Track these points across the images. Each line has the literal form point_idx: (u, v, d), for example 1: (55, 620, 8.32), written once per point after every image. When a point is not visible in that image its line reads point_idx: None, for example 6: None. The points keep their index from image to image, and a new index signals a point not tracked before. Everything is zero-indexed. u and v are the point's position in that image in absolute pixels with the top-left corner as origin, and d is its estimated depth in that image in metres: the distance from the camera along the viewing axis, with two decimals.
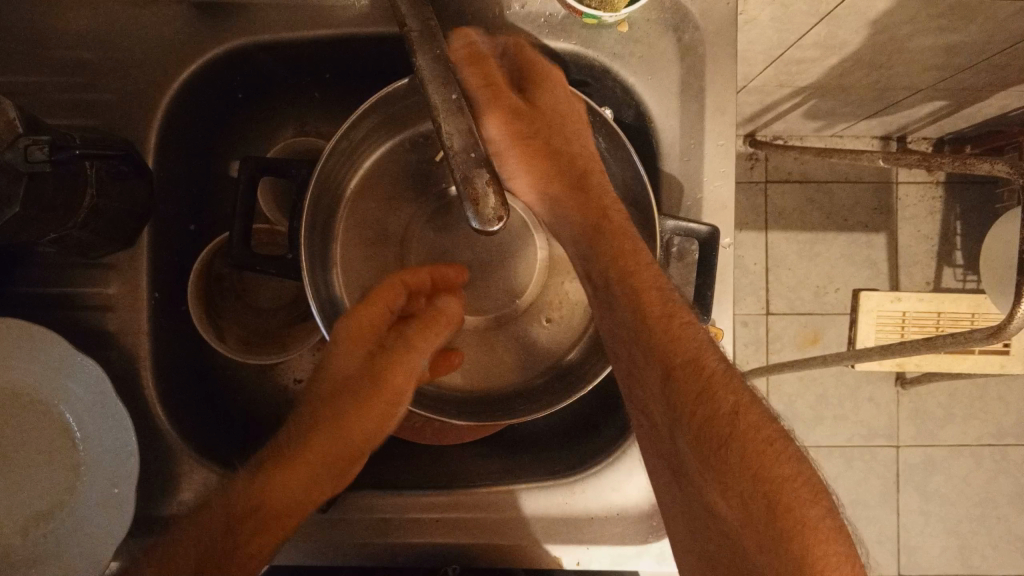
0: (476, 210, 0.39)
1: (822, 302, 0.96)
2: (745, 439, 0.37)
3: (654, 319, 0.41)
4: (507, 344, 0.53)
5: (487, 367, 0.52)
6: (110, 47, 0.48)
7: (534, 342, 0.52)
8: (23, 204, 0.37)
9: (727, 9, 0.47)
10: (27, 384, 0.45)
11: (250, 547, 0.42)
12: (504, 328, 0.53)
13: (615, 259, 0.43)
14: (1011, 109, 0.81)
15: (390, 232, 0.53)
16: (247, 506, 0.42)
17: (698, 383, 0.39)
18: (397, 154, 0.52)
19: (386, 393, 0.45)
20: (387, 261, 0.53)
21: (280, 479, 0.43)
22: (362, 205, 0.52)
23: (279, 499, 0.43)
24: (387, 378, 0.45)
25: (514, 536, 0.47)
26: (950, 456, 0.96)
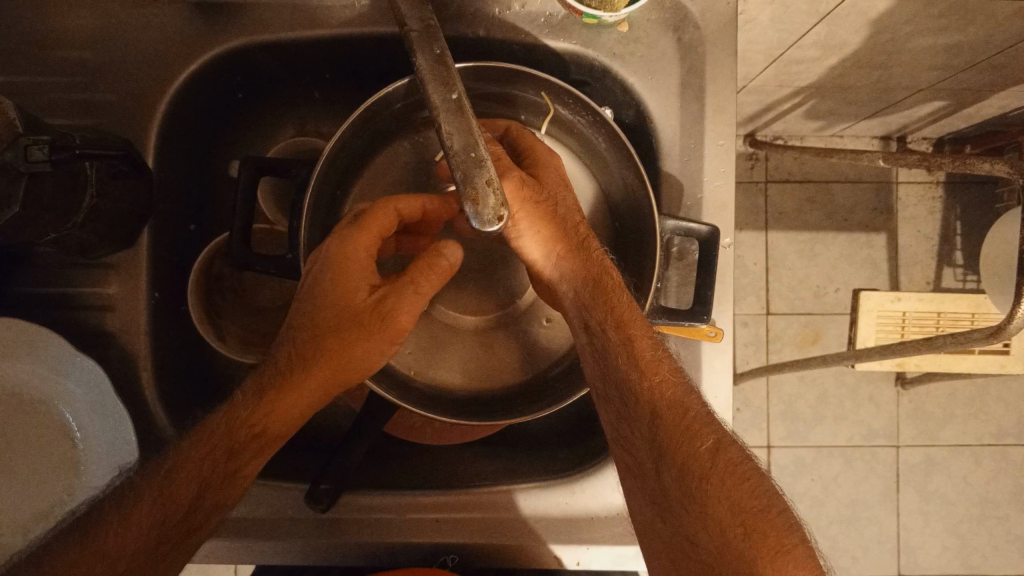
0: (476, 210, 0.39)
1: (822, 302, 0.96)
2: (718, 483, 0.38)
3: (646, 363, 0.42)
4: (506, 345, 0.52)
5: (485, 367, 0.52)
6: (110, 47, 0.48)
7: (534, 341, 0.52)
8: (22, 204, 0.37)
9: (727, 9, 0.47)
10: (27, 384, 0.45)
11: (249, 469, 0.42)
12: (505, 327, 0.53)
13: (609, 309, 0.43)
14: (1012, 109, 0.80)
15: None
16: (248, 431, 0.42)
17: (682, 425, 0.40)
18: (399, 152, 0.52)
19: (388, 332, 0.44)
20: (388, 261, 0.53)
21: (275, 404, 0.42)
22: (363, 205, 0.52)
23: (278, 425, 0.43)
24: (391, 312, 0.44)
25: (513, 535, 0.47)
26: (950, 456, 0.96)
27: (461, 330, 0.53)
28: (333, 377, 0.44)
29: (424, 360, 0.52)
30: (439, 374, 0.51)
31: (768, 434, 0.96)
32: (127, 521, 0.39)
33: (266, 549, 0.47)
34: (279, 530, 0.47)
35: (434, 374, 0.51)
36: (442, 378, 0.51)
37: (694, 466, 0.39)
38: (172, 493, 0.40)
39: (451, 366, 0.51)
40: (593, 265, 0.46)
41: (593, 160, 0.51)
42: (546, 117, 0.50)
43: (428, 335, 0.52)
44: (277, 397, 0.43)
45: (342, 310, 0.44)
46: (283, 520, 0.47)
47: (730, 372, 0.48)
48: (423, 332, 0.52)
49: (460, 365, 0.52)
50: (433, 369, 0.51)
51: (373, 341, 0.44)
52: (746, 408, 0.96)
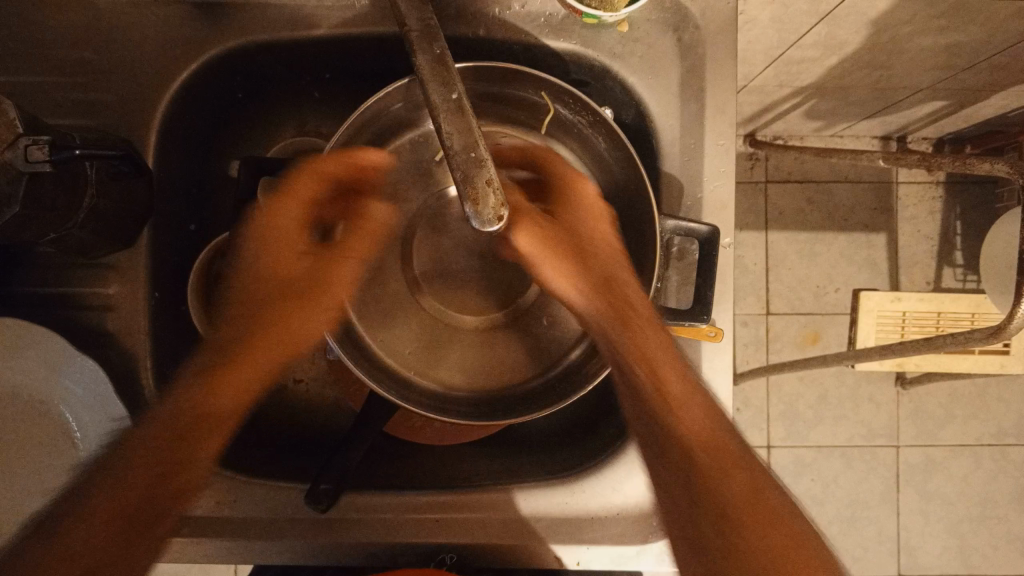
0: (476, 210, 0.40)
1: (822, 302, 0.96)
2: (765, 525, 0.37)
3: (655, 357, 0.41)
4: (506, 345, 0.52)
5: (485, 367, 0.52)
6: (110, 47, 0.48)
7: (534, 342, 0.52)
8: (23, 204, 0.37)
9: (727, 9, 0.47)
10: (27, 385, 0.45)
11: (205, 456, 0.39)
12: (505, 328, 0.53)
13: (615, 302, 0.43)
14: (1012, 109, 0.80)
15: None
16: (195, 413, 0.39)
17: (718, 460, 0.38)
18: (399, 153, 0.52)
19: (327, 294, 0.46)
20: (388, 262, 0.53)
21: (223, 384, 0.40)
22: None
23: (228, 403, 0.40)
24: (329, 278, 0.46)
25: (513, 536, 0.47)
26: (950, 456, 0.96)
27: (462, 330, 0.53)
28: (276, 348, 0.43)
29: (425, 360, 0.52)
30: (440, 374, 0.51)
31: (767, 434, 0.96)
32: (80, 520, 0.35)
33: (266, 549, 0.47)
34: (278, 531, 0.47)
35: (434, 374, 0.51)
36: (443, 378, 0.51)
37: (739, 509, 0.37)
38: (124, 487, 0.36)
39: (451, 365, 0.51)
40: (616, 298, 0.43)
41: (593, 161, 0.51)
42: (546, 117, 0.50)
43: (428, 335, 0.52)
44: (224, 373, 0.41)
45: (279, 280, 0.45)
46: (282, 520, 0.47)
47: (730, 371, 0.48)
48: (423, 333, 0.52)
49: (461, 365, 0.52)
50: (434, 369, 0.51)
51: (314, 308, 0.45)
52: (746, 408, 0.96)
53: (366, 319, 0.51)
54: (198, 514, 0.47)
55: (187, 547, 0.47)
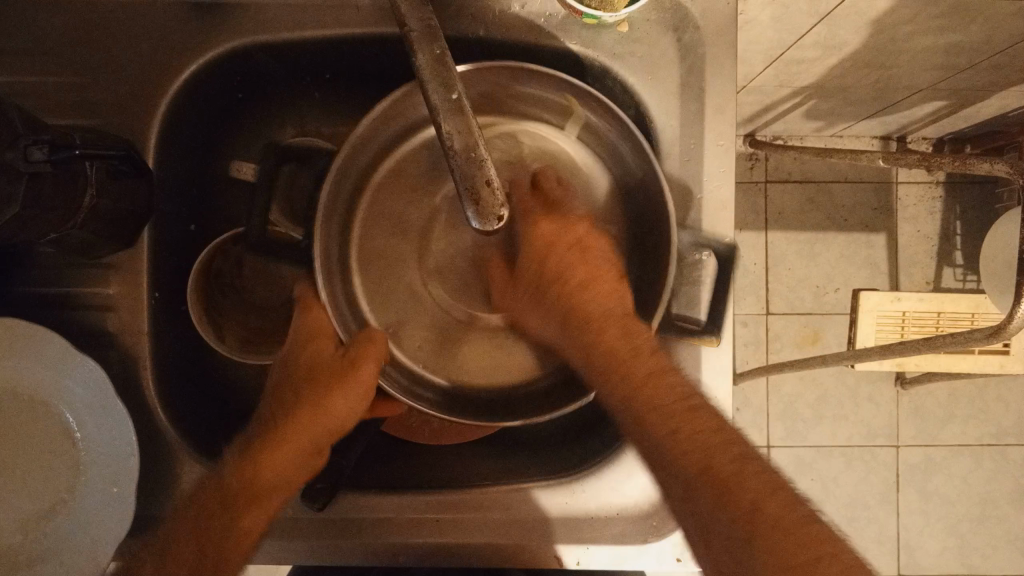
0: (476, 209, 0.40)
1: (822, 303, 0.95)
2: (663, 415, 0.42)
3: (659, 405, 0.42)
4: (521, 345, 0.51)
5: (497, 366, 0.51)
6: (112, 47, 0.49)
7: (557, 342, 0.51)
8: (22, 204, 0.37)
9: (727, 9, 0.47)
10: (27, 384, 0.45)
11: (248, 522, 0.44)
12: (526, 329, 0.52)
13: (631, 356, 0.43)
14: (1011, 109, 0.81)
15: (409, 226, 0.51)
16: (243, 484, 0.44)
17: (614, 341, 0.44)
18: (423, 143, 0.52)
19: (353, 386, 0.46)
20: (411, 255, 0.51)
21: (266, 457, 0.45)
22: (383, 196, 0.52)
23: (269, 475, 0.45)
24: (353, 375, 0.46)
25: (511, 535, 0.47)
26: (950, 456, 0.96)
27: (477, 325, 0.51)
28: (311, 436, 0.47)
29: (436, 355, 0.51)
30: (453, 370, 0.51)
31: (767, 434, 0.96)
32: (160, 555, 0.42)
33: (267, 550, 0.47)
34: (281, 531, 0.47)
35: (450, 372, 0.51)
36: (455, 374, 0.51)
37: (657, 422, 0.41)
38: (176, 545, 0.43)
39: (465, 366, 0.51)
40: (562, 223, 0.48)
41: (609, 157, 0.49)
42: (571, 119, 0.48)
43: (444, 328, 0.51)
44: (266, 454, 0.46)
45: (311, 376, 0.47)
46: (282, 522, 0.47)
47: (730, 372, 0.48)
48: (440, 325, 0.51)
49: (479, 364, 0.51)
50: (449, 368, 0.51)
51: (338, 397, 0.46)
52: (746, 408, 0.96)
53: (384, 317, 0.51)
54: None
55: None
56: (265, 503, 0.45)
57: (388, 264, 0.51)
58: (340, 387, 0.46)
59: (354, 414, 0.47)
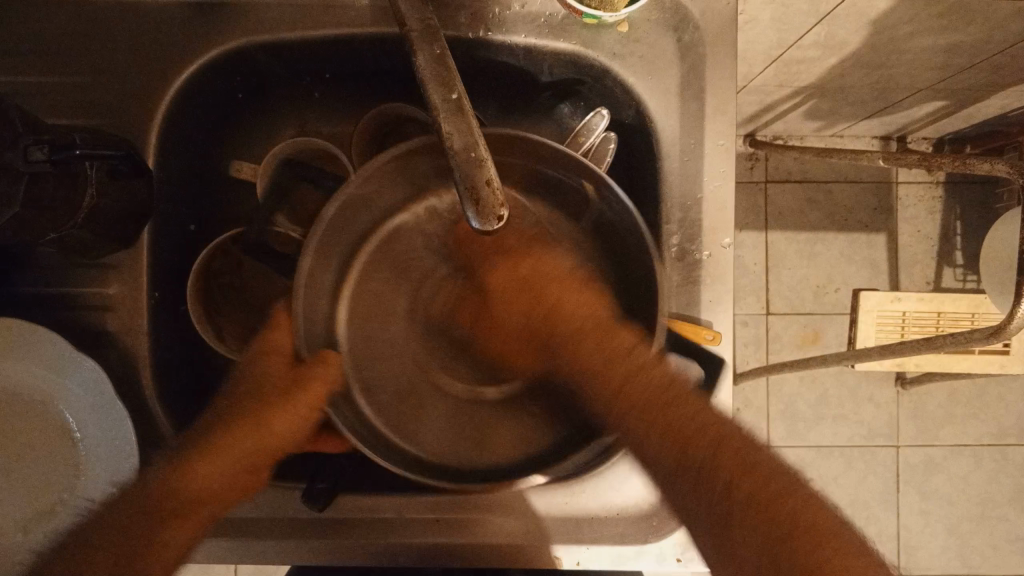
0: (477, 210, 0.40)
1: (822, 303, 0.95)
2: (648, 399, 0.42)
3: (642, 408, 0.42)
4: (486, 421, 0.50)
5: (475, 426, 0.50)
6: (112, 48, 0.49)
7: (532, 413, 0.50)
8: (23, 204, 0.37)
9: (726, 9, 0.47)
10: (26, 384, 0.45)
11: (171, 536, 0.42)
12: (495, 407, 0.51)
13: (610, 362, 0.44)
14: (1011, 109, 0.81)
15: (407, 277, 0.52)
16: (169, 491, 0.43)
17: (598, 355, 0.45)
18: (420, 212, 0.53)
19: (297, 405, 0.45)
20: (394, 318, 0.52)
21: (201, 463, 0.44)
22: (389, 246, 0.53)
23: (200, 483, 0.44)
24: (298, 395, 0.45)
25: (511, 535, 0.47)
26: (950, 456, 0.96)
27: (444, 392, 0.51)
28: (252, 447, 0.46)
29: (399, 413, 0.51)
30: (419, 435, 0.50)
31: (767, 434, 0.96)
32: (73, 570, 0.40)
33: (265, 549, 0.47)
34: (281, 530, 0.47)
35: (424, 433, 0.50)
36: (418, 439, 0.50)
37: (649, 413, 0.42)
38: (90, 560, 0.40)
39: (442, 425, 0.50)
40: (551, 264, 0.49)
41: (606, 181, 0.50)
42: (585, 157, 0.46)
43: (410, 387, 0.51)
44: (201, 460, 0.44)
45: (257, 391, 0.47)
46: (282, 520, 0.47)
47: (731, 372, 0.48)
48: (414, 378, 0.51)
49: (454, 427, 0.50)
50: (423, 428, 0.50)
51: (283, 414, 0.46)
52: (746, 408, 0.96)
53: (369, 371, 0.51)
54: None
55: None
56: (192, 514, 0.43)
57: (377, 312, 0.52)
58: (283, 404, 0.45)
59: (298, 433, 0.46)
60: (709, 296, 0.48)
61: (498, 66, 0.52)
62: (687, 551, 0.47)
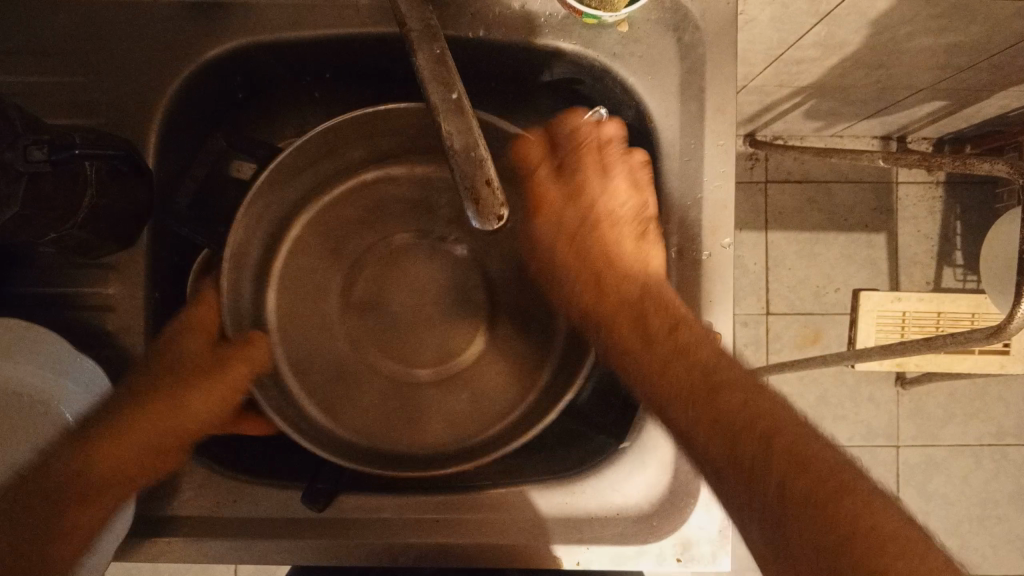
0: (477, 209, 0.40)
1: (822, 302, 0.95)
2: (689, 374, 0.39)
3: (673, 382, 0.39)
4: (413, 403, 0.54)
5: (387, 403, 0.54)
6: (112, 47, 0.49)
7: (448, 390, 0.55)
8: (22, 203, 0.37)
9: (727, 9, 0.48)
10: (26, 386, 0.45)
11: (81, 518, 0.39)
12: (424, 389, 0.54)
13: (645, 339, 0.41)
14: (1011, 109, 0.81)
15: (341, 253, 0.55)
16: (77, 473, 0.39)
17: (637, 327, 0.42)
18: (354, 187, 0.56)
19: (224, 388, 0.44)
20: (327, 305, 0.55)
21: (108, 444, 0.40)
22: (326, 219, 0.56)
23: (109, 463, 0.40)
24: (226, 376, 0.45)
25: (510, 536, 0.47)
26: (950, 456, 0.96)
27: (378, 375, 0.54)
28: (165, 430, 0.43)
29: (328, 391, 0.54)
30: (346, 416, 0.54)
31: None
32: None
33: (264, 550, 0.47)
34: (280, 531, 0.47)
35: (340, 405, 0.54)
36: (344, 417, 0.53)
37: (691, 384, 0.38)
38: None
39: (360, 400, 0.54)
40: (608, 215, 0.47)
41: None
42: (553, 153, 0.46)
43: (342, 368, 0.54)
44: (109, 440, 0.41)
45: (172, 370, 0.44)
46: (281, 520, 0.47)
47: None
48: (338, 355, 0.55)
49: (366, 402, 0.54)
50: (343, 401, 0.54)
51: (199, 397, 0.43)
52: None
53: (289, 337, 0.54)
54: (199, 513, 0.47)
55: (187, 547, 0.47)
56: (106, 495, 0.40)
57: (308, 287, 0.55)
58: (207, 385, 0.44)
59: (217, 413, 0.44)
60: (710, 296, 0.48)
61: (498, 66, 0.52)
62: (688, 552, 0.47)
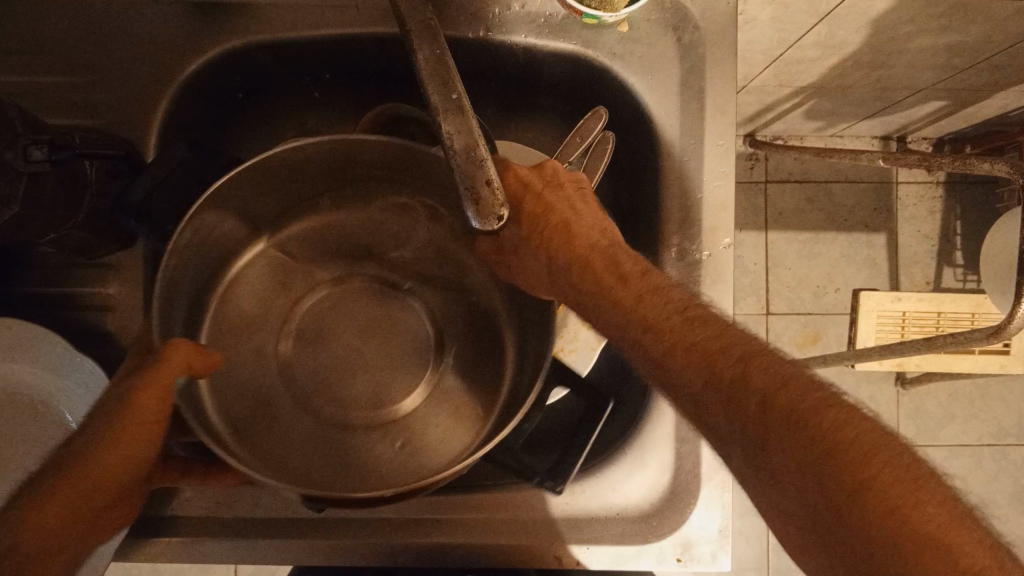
0: (476, 210, 0.39)
1: (822, 303, 0.95)
2: (709, 342, 0.36)
3: (656, 318, 0.38)
4: (343, 443, 0.50)
5: (323, 444, 0.50)
6: (112, 48, 0.49)
7: (389, 431, 0.51)
8: (22, 203, 0.38)
9: (727, 9, 0.48)
10: (29, 384, 0.46)
11: None
12: (356, 429, 0.51)
13: (620, 283, 0.40)
14: (1011, 109, 0.81)
15: (292, 285, 0.55)
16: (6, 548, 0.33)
17: (646, 301, 0.39)
18: (315, 224, 0.56)
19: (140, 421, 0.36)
20: (261, 339, 0.53)
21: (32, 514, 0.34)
22: (282, 252, 0.55)
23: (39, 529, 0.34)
24: (134, 407, 0.36)
25: (509, 537, 0.47)
26: (950, 455, 0.96)
27: (308, 411, 0.51)
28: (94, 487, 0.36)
29: (253, 426, 0.50)
30: (272, 454, 0.49)
31: None
32: None
33: (268, 549, 0.47)
34: (279, 530, 0.47)
35: (268, 444, 0.49)
36: (273, 457, 0.49)
37: (703, 349, 0.35)
38: None
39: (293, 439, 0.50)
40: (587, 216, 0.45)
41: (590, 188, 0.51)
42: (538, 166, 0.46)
43: (272, 404, 0.51)
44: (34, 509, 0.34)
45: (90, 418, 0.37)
46: (283, 519, 0.47)
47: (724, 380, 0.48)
48: (277, 388, 0.51)
49: (298, 442, 0.50)
50: (274, 443, 0.49)
51: (125, 437, 0.36)
52: None
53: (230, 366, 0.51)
54: (199, 514, 0.47)
55: (186, 547, 0.47)
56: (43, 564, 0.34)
57: (247, 320, 0.53)
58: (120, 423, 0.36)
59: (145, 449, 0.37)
60: (710, 296, 0.48)
61: (498, 66, 0.52)
62: (688, 552, 0.47)
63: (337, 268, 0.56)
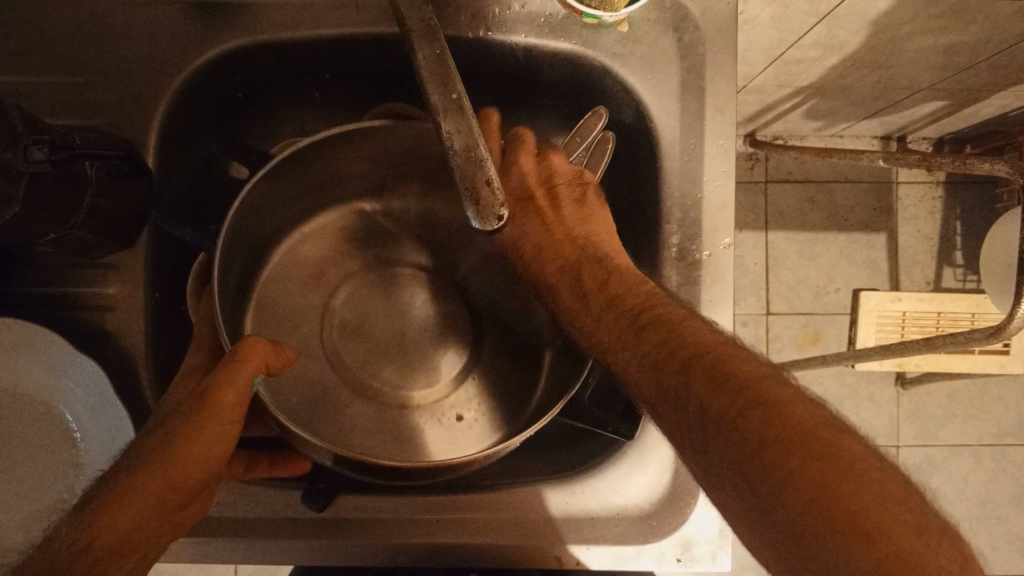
0: (476, 210, 0.39)
1: (822, 303, 0.95)
2: (670, 338, 0.35)
3: (610, 326, 0.39)
4: (401, 425, 0.53)
5: (380, 425, 0.53)
6: (112, 47, 0.49)
7: (441, 411, 0.54)
8: (23, 203, 0.38)
9: (727, 9, 0.48)
10: (28, 384, 0.46)
11: None
12: (413, 411, 0.54)
13: (598, 288, 0.41)
14: (1012, 109, 0.81)
15: (326, 276, 0.57)
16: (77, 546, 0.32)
17: (609, 308, 0.39)
18: (340, 214, 0.57)
19: (215, 415, 0.37)
20: (305, 332, 0.55)
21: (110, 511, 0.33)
22: (310, 244, 0.57)
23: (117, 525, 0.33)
24: (213, 401, 0.37)
25: (509, 537, 0.47)
26: (950, 455, 0.96)
27: (364, 398, 0.54)
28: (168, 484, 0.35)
29: (314, 420, 0.52)
30: (342, 441, 0.52)
31: None
32: None
33: (269, 548, 0.47)
34: (279, 529, 0.47)
35: (331, 434, 0.52)
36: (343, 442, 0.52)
37: (661, 343, 0.35)
38: None
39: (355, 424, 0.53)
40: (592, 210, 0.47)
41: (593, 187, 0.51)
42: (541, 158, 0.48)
43: (326, 395, 0.54)
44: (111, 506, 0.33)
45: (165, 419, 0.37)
46: (283, 519, 0.47)
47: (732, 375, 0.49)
48: (328, 377, 0.54)
49: (361, 427, 0.53)
50: (336, 431, 0.52)
51: (199, 433, 0.36)
52: None
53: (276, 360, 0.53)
54: None
55: (187, 546, 0.47)
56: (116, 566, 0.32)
57: (284, 315, 0.55)
58: (197, 419, 0.36)
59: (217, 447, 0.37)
60: (710, 296, 0.48)
61: (498, 66, 0.52)
62: (688, 552, 0.47)
63: (363, 257, 0.57)
